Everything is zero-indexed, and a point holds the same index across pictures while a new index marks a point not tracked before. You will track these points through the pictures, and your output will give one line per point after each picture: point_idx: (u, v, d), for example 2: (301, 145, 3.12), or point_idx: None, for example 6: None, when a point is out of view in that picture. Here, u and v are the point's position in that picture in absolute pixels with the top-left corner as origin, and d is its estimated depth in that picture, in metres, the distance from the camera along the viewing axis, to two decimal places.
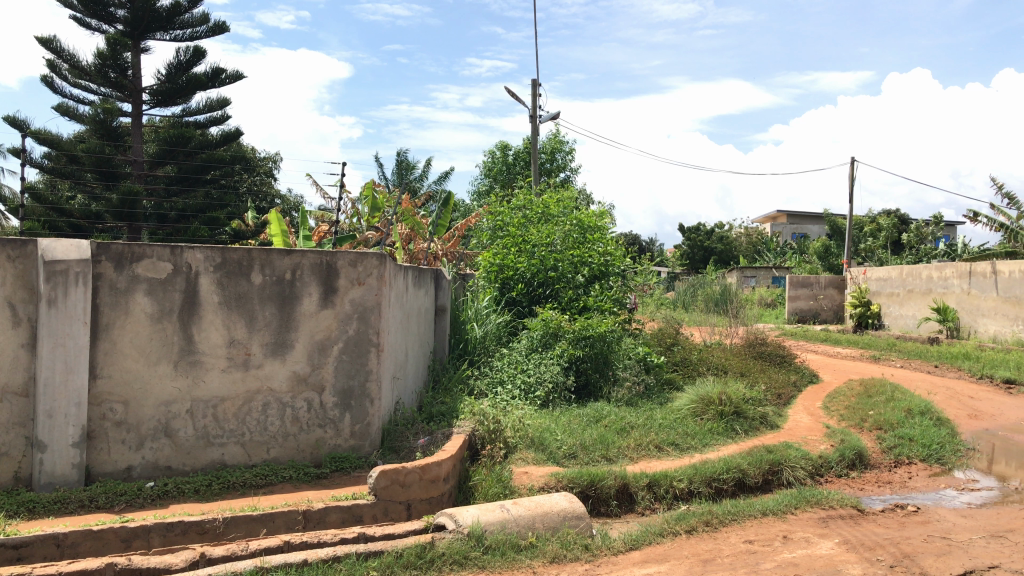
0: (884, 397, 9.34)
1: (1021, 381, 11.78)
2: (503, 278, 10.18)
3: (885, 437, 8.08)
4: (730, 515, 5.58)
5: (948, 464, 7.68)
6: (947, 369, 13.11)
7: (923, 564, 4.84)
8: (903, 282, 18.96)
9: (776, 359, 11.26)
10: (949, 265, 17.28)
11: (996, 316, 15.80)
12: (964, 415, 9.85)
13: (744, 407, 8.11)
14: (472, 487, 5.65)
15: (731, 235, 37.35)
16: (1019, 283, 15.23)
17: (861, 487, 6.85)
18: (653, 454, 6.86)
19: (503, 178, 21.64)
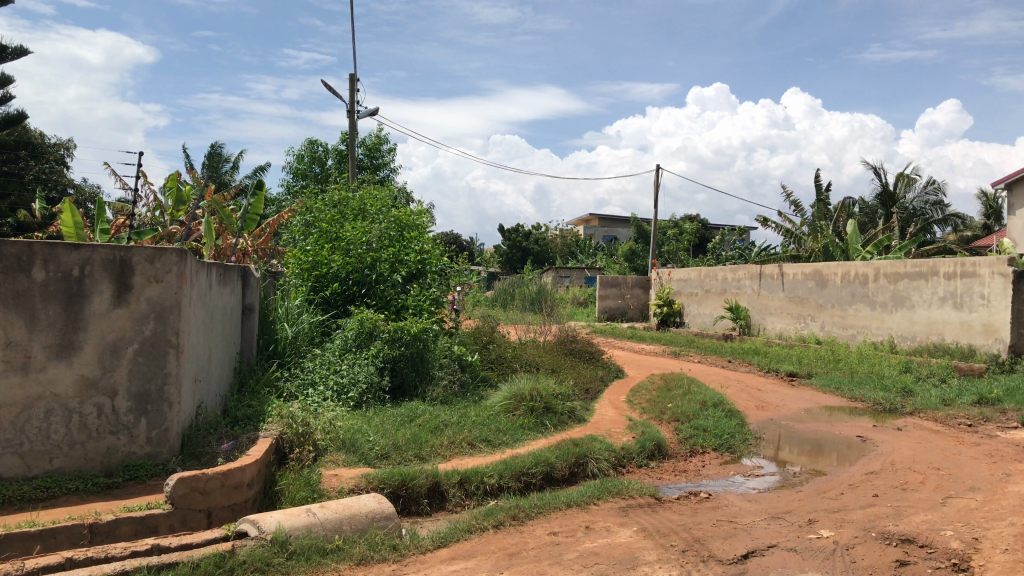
0: (682, 390, 9.93)
1: (801, 373, 12.89)
2: (316, 277, 9.86)
3: (682, 429, 8.61)
4: (537, 508, 5.73)
5: (737, 451, 8.27)
6: (739, 364, 14.12)
7: (711, 546, 5.19)
8: (701, 282, 20.23)
9: (584, 355, 11.70)
10: (741, 267, 18.59)
11: (781, 315, 17.19)
12: (753, 406, 10.65)
13: (553, 402, 8.35)
14: (279, 492, 5.49)
15: (547, 236, 38.47)
16: (801, 284, 16.64)
17: (659, 476, 7.24)
18: (466, 451, 6.93)
19: (317, 174, 21.19)
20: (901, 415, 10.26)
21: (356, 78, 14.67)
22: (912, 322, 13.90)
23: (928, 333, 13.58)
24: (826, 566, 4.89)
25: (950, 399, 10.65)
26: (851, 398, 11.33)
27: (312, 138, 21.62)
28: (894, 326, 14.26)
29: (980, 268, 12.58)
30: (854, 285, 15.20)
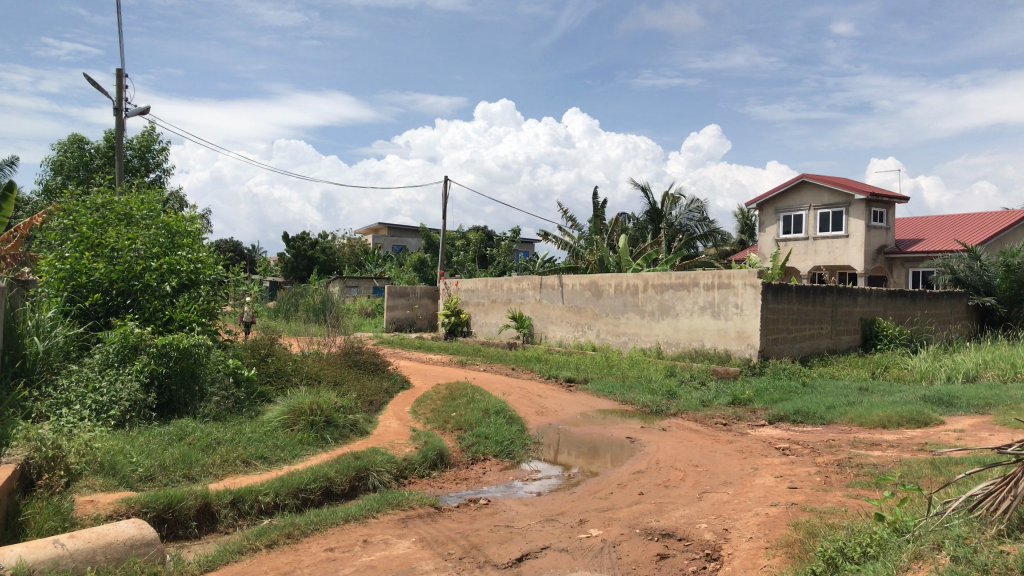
0: (465, 399, 10.09)
1: (579, 379, 13.50)
2: (72, 286, 9.08)
3: (464, 436, 8.74)
4: (313, 525, 5.60)
5: (516, 457, 8.51)
6: (522, 371, 14.56)
7: (487, 552, 5.30)
8: (487, 292, 20.66)
9: (369, 366, 11.60)
10: (524, 278, 19.16)
11: (561, 323, 17.91)
12: (533, 412, 11.00)
13: (334, 415, 8.21)
14: (23, 523, 4.97)
15: (335, 245, 37.81)
16: (579, 294, 17.41)
17: (441, 485, 7.30)
18: (240, 469, 6.65)
19: (78, 175, 19.54)
20: (667, 417, 10.99)
21: (124, 74, 13.71)
22: (677, 329, 14.94)
23: (690, 339, 14.66)
24: (594, 564, 5.13)
25: (709, 401, 11.55)
26: (622, 402, 12.01)
27: (75, 135, 19.98)
28: (661, 333, 15.27)
29: (735, 280, 13.79)
30: (626, 295, 16.14)
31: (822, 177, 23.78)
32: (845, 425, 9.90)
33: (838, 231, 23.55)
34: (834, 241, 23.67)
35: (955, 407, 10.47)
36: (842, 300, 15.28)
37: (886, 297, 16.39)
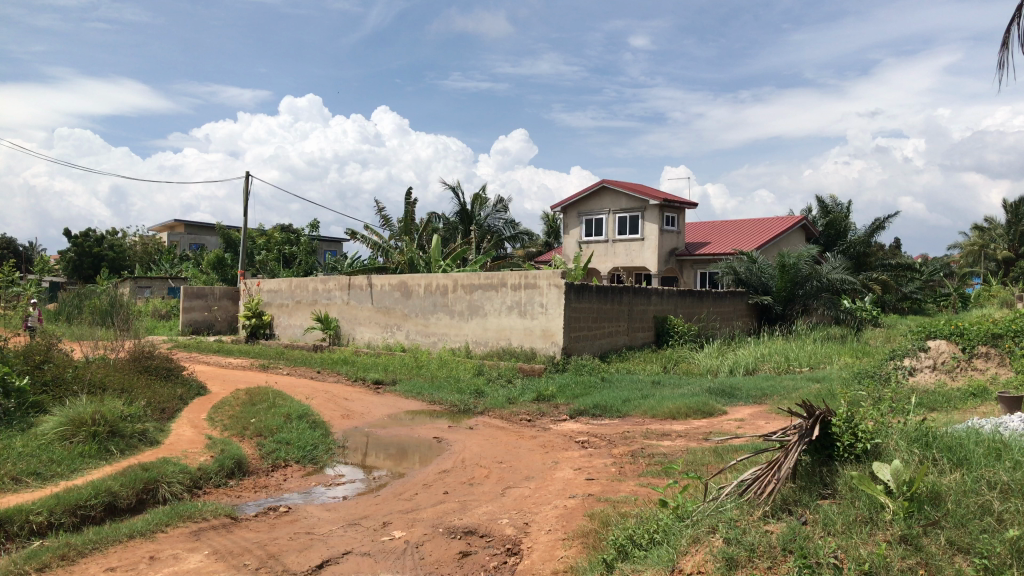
0: (266, 404, 9.72)
1: (386, 381, 13.38)
2: None
3: (264, 443, 8.43)
4: (91, 544, 5.19)
5: (320, 462, 8.31)
6: (328, 374, 14.25)
7: (286, 561, 5.13)
8: (291, 293, 20.06)
9: (161, 372, 10.93)
10: (331, 278, 18.77)
11: (369, 324, 17.70)
12: (338, 415, 10.79)
13: (119, 425, 7.67)
14: None
15: (124, 243, 35.44)
16: (387, 295, 17.27)
17: (238, 494, 7.00)
18: (9, 487, 6.06)
19: None
20: (473, 416, 11.10)
21: None
22: (485, 328, 15.16)
23: (497, 339, 14.92)
24: (396, 566, 5.09)
25: (515, 398, 11.80)
26: (430, 402, 12.03)
27: None
28: (469, 333, 15.45)
29: (540, 280, 14.20)
30: (434, 296, 16.19)
31: (621, 182, 24.95)
32: (639, 417, 10.44)
33: (635, 234, 24.81)
34: (631, 243, 24.91)
35: (736, 397, 11.31)
36: (638, 299, 16.10)
37: (677, 296, 17.43)
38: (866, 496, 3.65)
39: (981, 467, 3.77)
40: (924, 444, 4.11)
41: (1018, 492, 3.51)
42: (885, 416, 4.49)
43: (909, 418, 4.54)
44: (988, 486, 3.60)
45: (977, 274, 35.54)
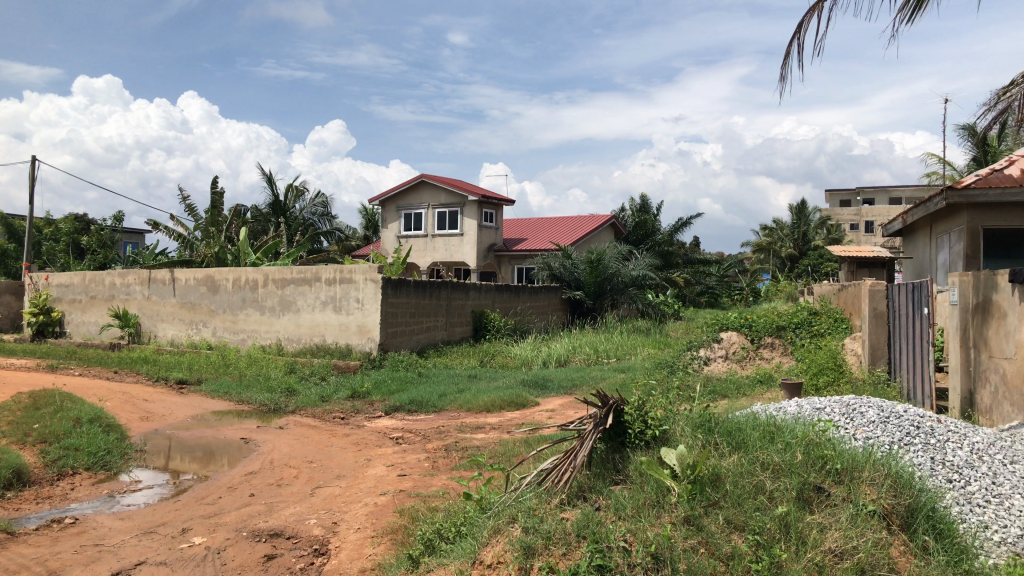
0: (52, 408, 8.97)
1: (191, 381, 12.71)
2: None
3: (49, 450, 7.77)
4: None
5: (114, 468, 7.77)
6: (126, 374, 13.37)
7: None
8: (85, 288, 18.65)
9: None
10: (130, 272, 17.62)
11: (173, 321, 16.77)
12: (136, 418, 10.14)
13: None
14: None
15: None
16: (193, 290, 16.41)
17: (16, 507, 6.41)
18: None
19: None
20: (284, 414, 10.77)
21: None
22: (297, 325, 14.75)
23: (311, 335, 14.56)
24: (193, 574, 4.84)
25: (328, 395, 11.54)
26: (239, 401, 11.54)
27: None
28: (281, 330, 14.96)
29: (355, 275, 13.99)
30: (244, 291, 15.54)
31: (439, 177, 24.98)
32: (454, 411, 10.49)
33: (454, 229, 24.96)
34: (449, 238, 25.02)
35: (548, 389, 11.63)
36: (455, 294, 16.19)
37: (494, 291, 17.68)
38: (654, 481, 3.85)
39: (755, 448, 4.07)
40: (706, 429, 4.40)
41: (787, 471, 3.83)
42: (674, 402, 4.76)
43: (695, 404, 4.84)
44: (762, 467, 3.90)
45: (767, 270, 38.47)
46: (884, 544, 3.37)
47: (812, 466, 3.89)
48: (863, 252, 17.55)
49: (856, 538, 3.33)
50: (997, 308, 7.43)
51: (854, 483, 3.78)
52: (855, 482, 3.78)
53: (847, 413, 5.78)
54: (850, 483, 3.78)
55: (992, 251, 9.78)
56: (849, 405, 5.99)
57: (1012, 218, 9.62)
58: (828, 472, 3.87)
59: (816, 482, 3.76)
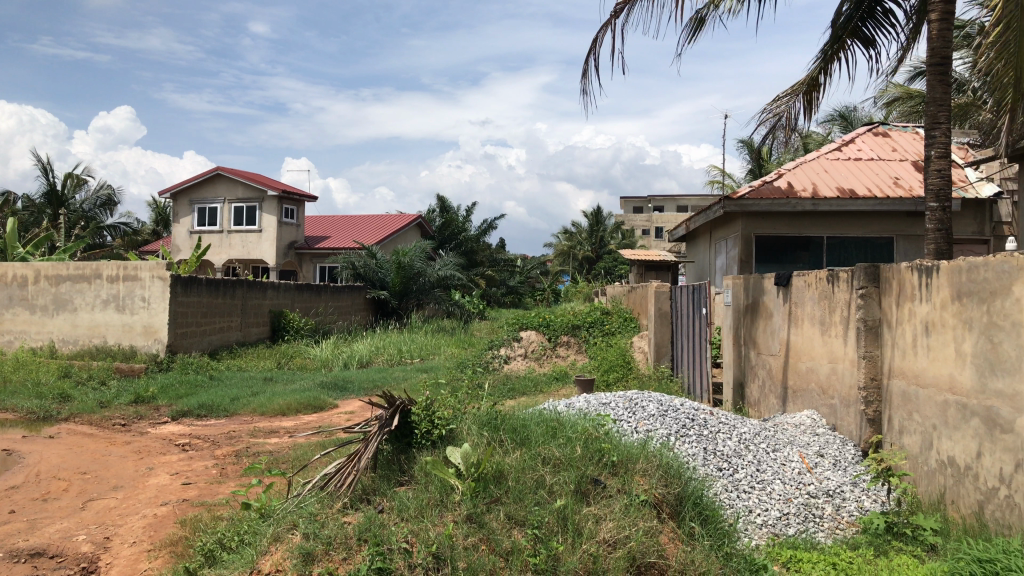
0: None
1: None
2: None
3: None
4: None
5: None
6: None
7: None
8: None
9: None
10: None
11: None
12: None
13: None
14: None
15: None
16: None
17: None
18: None
19: None
20: (56, 422, 9.89)
21: None
22: (73, 325, 13.63)
23: (89, 336, 13.51)
24: None
25: (107, 401, 10.72)
26: (2, 409, 10.47)
27: None
28: (54, 331, 13.77)
29: (141, 272, 13.13)
30: (11, 288, 14.17)
31: (236, 170, 23.93)
32: (248, 415, 10.05)
33: (252, 226, 24.00)
34: (247, 235, 24.03)
35: (348, 390, 11.44)
36: (251, 293, 15.55)
37: (293, 290, 17.15)
38: (438, 480, 3.87)
39: (537, 444, 4.19)
40: (492, 427, 4.48)
41: (566, 465, 3.96)
42: (462, 400, 4.81)
43: (483, 402, 4.91)
44: (543, 462, 4.01)
45: (566, 271, 39.87)
46: (653, 532, 3.56)
47: (590, 459, 4.05)
48: (652, 256, 18.58)
49: (627, 527, 3.51)
50: (765, 308, 8.09)
51: (629, 475, 3.97)
52: (629, 474, 3.98)
53: (630, 408, 6.09)
54: (624, 474, 3.98)
55: (762, 257, 10.64)
56: (632, 400, 6.32)
57: (779, 227, 10.52)
58: (605, 465, 4.04)
59: (593, 474, 3.92)
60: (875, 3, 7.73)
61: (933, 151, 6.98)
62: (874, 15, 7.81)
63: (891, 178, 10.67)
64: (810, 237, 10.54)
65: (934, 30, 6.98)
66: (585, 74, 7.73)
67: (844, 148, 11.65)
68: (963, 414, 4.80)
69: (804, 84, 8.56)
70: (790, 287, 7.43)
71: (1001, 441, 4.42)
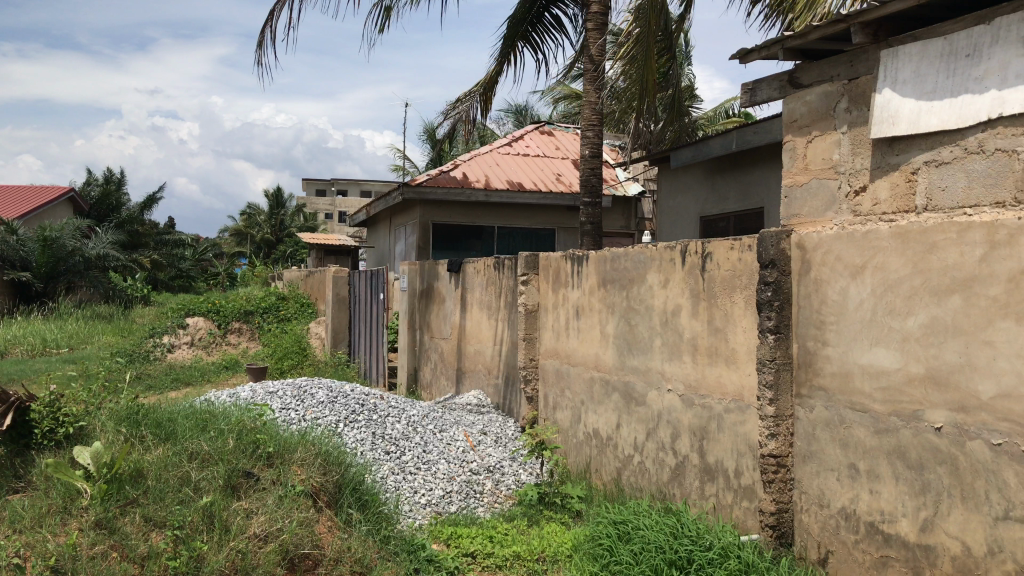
0: None
1: None
2: None
3: None
4: None
5: None
6: None
7: None
8: None
9: None
10: None
11: None
12: None
13: None
14: None
15: None
16: None
17: None
18: None
19: None
20: None
21: None
22: None
23: None
24: None
25: None
26: None
27: None
28: None
29: None
30: None
31: None
32: None
33: None
34: None
35: None
36: None
37: None
38: (60, 484, 3.46)
39: (184, 438, 3.91)
40: (132, 423, 4.10)
41: (215, 459, 3.73)
42: (98, 392, 4.36)
43: (125, 395, 4.49)
44: (189, 457, 3.75)
45: (243, 254, 38.18)
46: (307, 523, 3.49)
47: (243, 451, 3.85)
48: (331, 240, 18.35)
49: (280, 519, 3.40)
50: (438, 293, 8.30)
51: (285, 465, 3.85)
52: (286, 464, 3.86)
53: (298, 396, 5.94)
54: (279, 465, 3.84)
55: (437, 244, 10.92)
56: (300, 388, 6.16)
57: (452, 215, 10.86)
58: (259, 456, 3.87)
59: (246, 467, 3.73)
60: (544, 9, 8.25)
61: (587, 151, 7.59)
62: (543, 20, 8.33)
63: (554, 174, 11.46)
64: (481, 226, 11.00)
65: (592, 37, 7.52)
66: (259, 44, 7.37)
67: (513, 143, 12.30)
68: (605, 389, 5.27)
69: (482, 86, 8.93)
70: (461, 274, 7.70)
71: (636, 413, 4.92)
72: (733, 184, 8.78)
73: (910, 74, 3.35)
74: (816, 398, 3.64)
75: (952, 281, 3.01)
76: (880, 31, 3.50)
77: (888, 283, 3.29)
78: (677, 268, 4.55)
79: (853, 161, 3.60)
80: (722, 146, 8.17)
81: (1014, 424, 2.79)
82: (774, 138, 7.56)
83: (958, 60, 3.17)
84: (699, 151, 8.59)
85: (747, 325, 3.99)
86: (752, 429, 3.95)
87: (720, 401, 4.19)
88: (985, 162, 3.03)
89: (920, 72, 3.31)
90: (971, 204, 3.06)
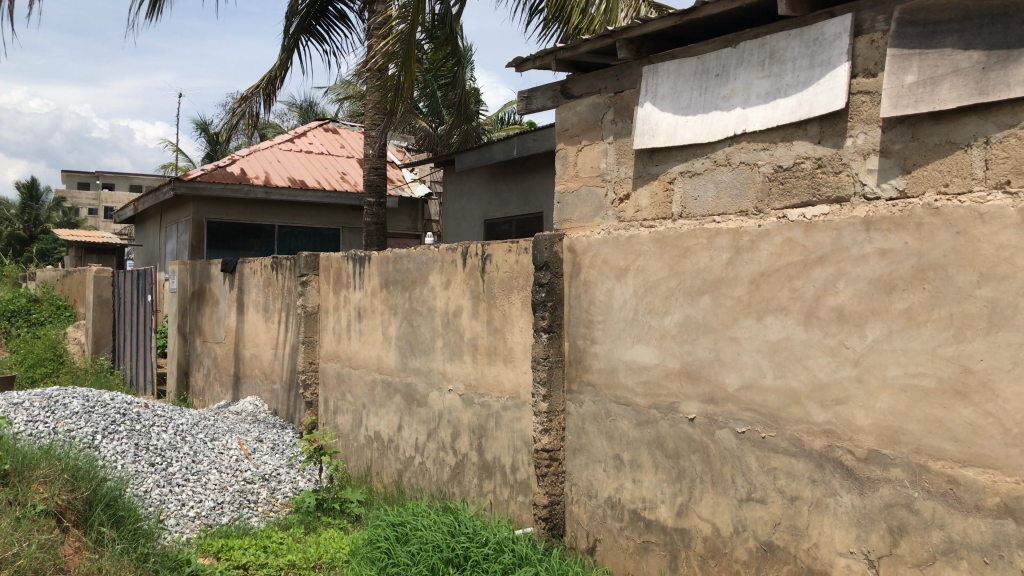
0: None
1: None
2: None
3: None
4: None
5: None
6: None
7: None
8: None
9: None
10: None
11: None
12: None
13: None
14: None
15: None
16: None
17: None
18: None
19: None
20: None
21: None
22: None
23: None
24: None
25: None
26: None
27: None
28: None
29: None
30: None
31: None
32: None
33: None
34: None
35: None
36: None
37: None
38: None
39: None
40: None
41: None
42: None
43: None
44: None
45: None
46: (50, 545, 3.20)
47: None
48: (93, 239, 16.98)
49: (17, 543, 3.09)
50: (211, 295, 7.89)
51: (24, 484, 3.50)
52: (24, 482, 3.51)
53: (47, 407, 5.45)
54: (17, 484, 3.49)
55: (213, 242, 10.40)
56: (51, 398, 5.65)
57: (228, 212, 10.39)
58: None
59: None
60: (327, 3, 8.08)
61: (370, 150, 7.51)
62: (327, 14, 8.16)
63: (338, 172, 11.26)
64: (261, 225, 10.59)
65: (375, 36, 7.46)
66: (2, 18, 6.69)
67: (296, 139, 11.96)
68: (387, 391, 5.24)
69: (264, 80, 8.61)
70: (236, 275, 7.37)
71: (417, 414, 4.93)
72: (514, 189, 9.03)
73: (667, 90, 3.59)
74: (584, 394, 3.81)
75: (704, 282, 3.26)
76: (642, 48, 3.69)
77: (648, 284, 3.50)
78: (458, 270, 4.61)
79: (618, 169, 3.80)
80: (503, 151, 8.37)
81: (756, 413, 3.06)
82: (551, 146, 7.84)
83: (709, 79, 3.43)
84: (482, 155, 8.75)
85: (523, 325, 4.11)
86: (527, 425, 4.08)
87: (498, 399, 4.29)
88: (731, 174, 3.30)
89: (676, 90, 3.55)
90: (718, 212, 3.32)
